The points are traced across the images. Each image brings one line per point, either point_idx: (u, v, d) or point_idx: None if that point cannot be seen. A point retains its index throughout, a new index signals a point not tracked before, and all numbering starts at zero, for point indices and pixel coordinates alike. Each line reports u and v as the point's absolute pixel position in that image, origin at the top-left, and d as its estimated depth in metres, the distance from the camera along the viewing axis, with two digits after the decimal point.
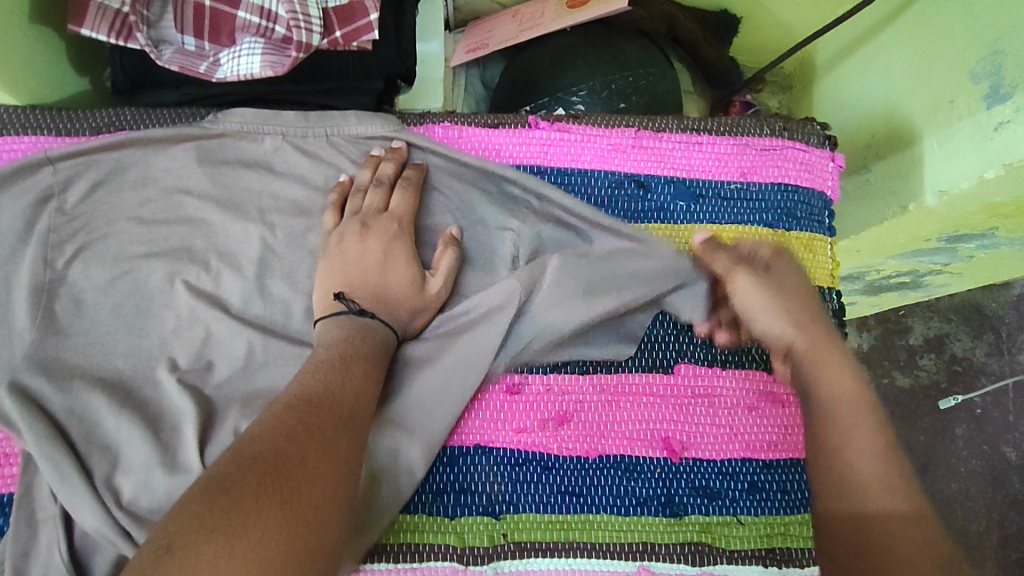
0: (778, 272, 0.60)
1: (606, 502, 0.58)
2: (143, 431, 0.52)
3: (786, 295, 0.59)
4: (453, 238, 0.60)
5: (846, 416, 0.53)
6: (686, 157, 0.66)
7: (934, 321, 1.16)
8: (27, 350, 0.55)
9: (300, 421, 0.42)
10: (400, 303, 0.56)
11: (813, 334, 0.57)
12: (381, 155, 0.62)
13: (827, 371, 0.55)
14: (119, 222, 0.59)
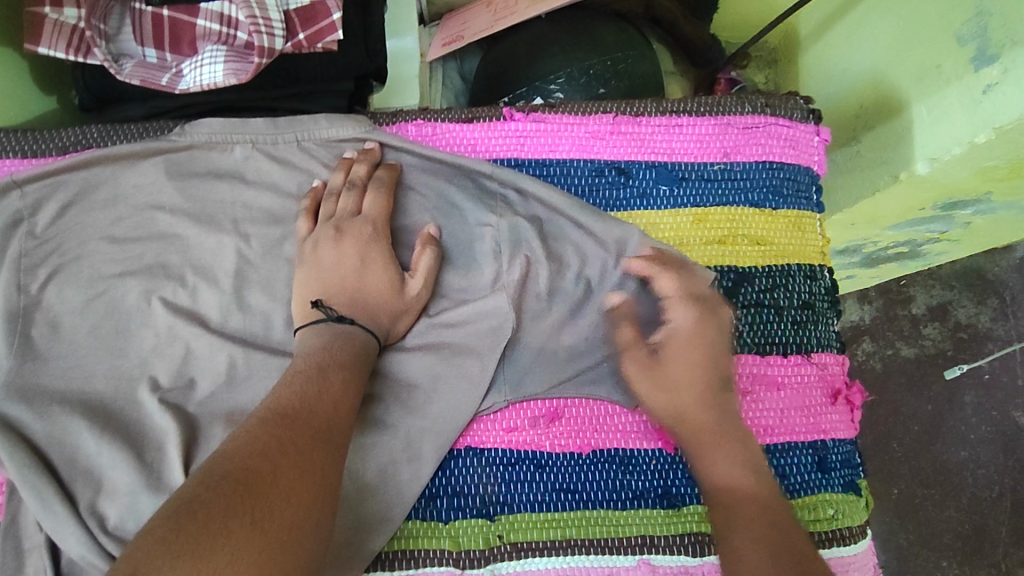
0: (663, 371, 0.57)
1: (601, 497, 0.56)
2: (125, 455, 0.51)
3: (655, 384, 0.57)
4: (431, 238, 0.59)
5: (705, 437, 0.53)
6: (667, 140, 0.64)
7: (936, 290, 1.14)
8: (6, 377, 0.54)
9: (276, 436, 0.42)
10: (381, 308, 0.55)
11: (697, 421, 0.54)
12: (354, 157, 0.60)
13: (709, 448, 0.53)
14: (91, 242, 0.58)
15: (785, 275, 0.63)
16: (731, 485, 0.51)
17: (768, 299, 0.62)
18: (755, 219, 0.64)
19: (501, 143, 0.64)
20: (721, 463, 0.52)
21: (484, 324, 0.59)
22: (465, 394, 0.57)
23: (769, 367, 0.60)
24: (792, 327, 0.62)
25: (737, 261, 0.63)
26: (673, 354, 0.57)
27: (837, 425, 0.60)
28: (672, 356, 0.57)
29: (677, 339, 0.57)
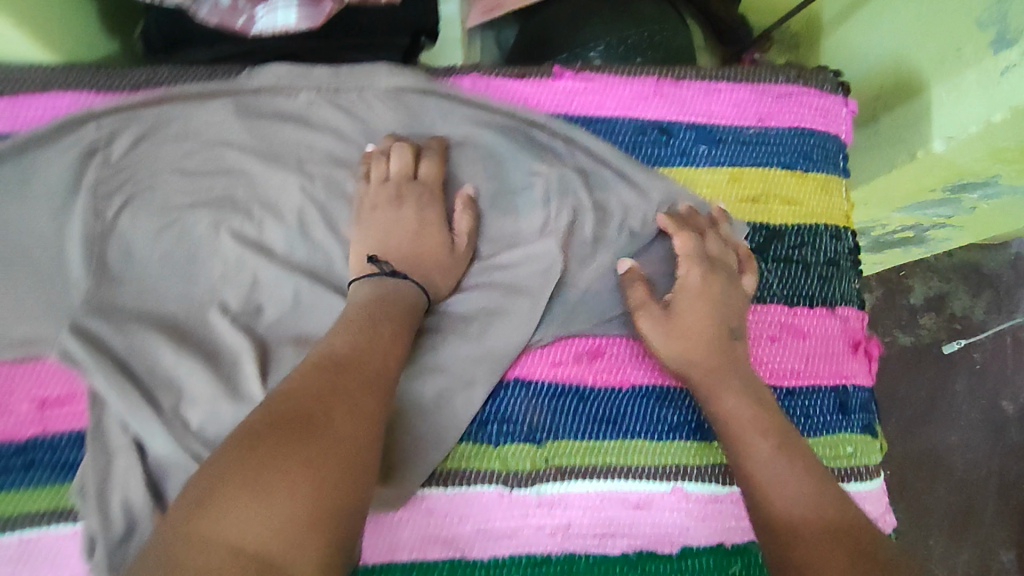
0: (678, 321, 0.59)
1: (639, 428, 0.61)
2: (205, 367, 0.55)
3: (668, 334, 0.59)
4: (468, 199, 0.62)
5: (745, 433, 0.53)
6: (706, 104, 0.68)
7: (934, 281, 1.20)
8: (84, 296, 0.57)
9: (327, 383, 0.44)
10: (439, 266, 0.60)
11: (709, 372, 0.57)
12: (390, 145, 0.62)
13: (746, 437, 0.53)
14: (163, 174, 0.61)
15: (812, 234, 0.67)
16: (768, 465, 0.51)
17: (798, 255, 0.66)
18: (787, 180, 0.68)
19: (551, 99, 0.67)
20: (751, 442, 0.53)
21: (538, 266, 0.62)
22: (516, 330, 0.60)
23: (796, 316, 0.65)
24: (819, 281, 0.66)
25: (769, 219, 0.67)
26: (683, 308, 0.60)
27: (856, 373, 0.65)
28: (682, 309, 0.60)
29: (686, 298, 0.60)
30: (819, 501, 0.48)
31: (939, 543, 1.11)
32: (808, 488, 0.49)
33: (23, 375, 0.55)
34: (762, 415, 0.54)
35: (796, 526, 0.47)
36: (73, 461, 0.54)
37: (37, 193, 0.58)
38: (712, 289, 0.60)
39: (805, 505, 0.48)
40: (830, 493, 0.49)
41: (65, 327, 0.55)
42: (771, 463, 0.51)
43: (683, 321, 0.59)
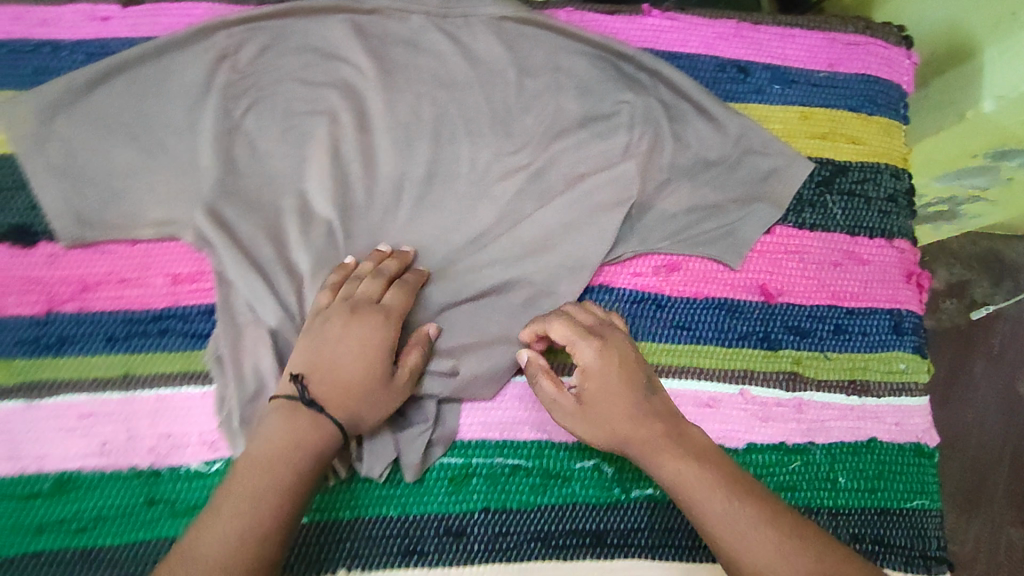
0: (597, 407, 0.54)
1: (711, 336, 0.66)
2: (323, 255, 0.60)
3: (593, 424, 0.54)
4: (427, 337, 0.58)
5: (690, 490, 0.50)
6: (781, 47, 0.73)
7: (956, 267, 1.14)
8: (213, 183, 0.59)
9: (240, 486, 0.48)
10: (360, 408, 0.53)
11: (640, 438, 0.53)
12: (388, 251, 0.60)
13: (689, 495, 0.50)
14: (283, 82, 0.63)
15: (874, 172, 0.72)
16: (725, 527, 0.48)
17: (859, 190, 0.71)
18: (853, 121, 0.73)
19: (638, 35, 0.72)
20: (702, 502, 0.49)
21: (612, 180, 0.65)
22: (599, 238, 0.63)
23: (856, 245, 0.70)
24: (879, 215, 0.71)
25: (835, 155, 0.72)
26: (592, 394, 0.55)
27: (909, 299, 0.70)
28: (594, 398, 0.55)
29: (598, 386, 0.55)
30: (780, 547, 0.46)
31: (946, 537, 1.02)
32: (716, 506, 0.49)
33: (160, 251, 0.60)
34: (704, 474, 0.50)
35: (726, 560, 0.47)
36: (205, 331, 0.59)
37: (171, 90, 0.61)
38: (607, 378, 0.55)
39: (772, 556, 0.46)
40: (774, 531, 0.47)
41: (196, 211, 0.59)
42: (727, 512, 0.48)
43: (596, 401, 0.54)
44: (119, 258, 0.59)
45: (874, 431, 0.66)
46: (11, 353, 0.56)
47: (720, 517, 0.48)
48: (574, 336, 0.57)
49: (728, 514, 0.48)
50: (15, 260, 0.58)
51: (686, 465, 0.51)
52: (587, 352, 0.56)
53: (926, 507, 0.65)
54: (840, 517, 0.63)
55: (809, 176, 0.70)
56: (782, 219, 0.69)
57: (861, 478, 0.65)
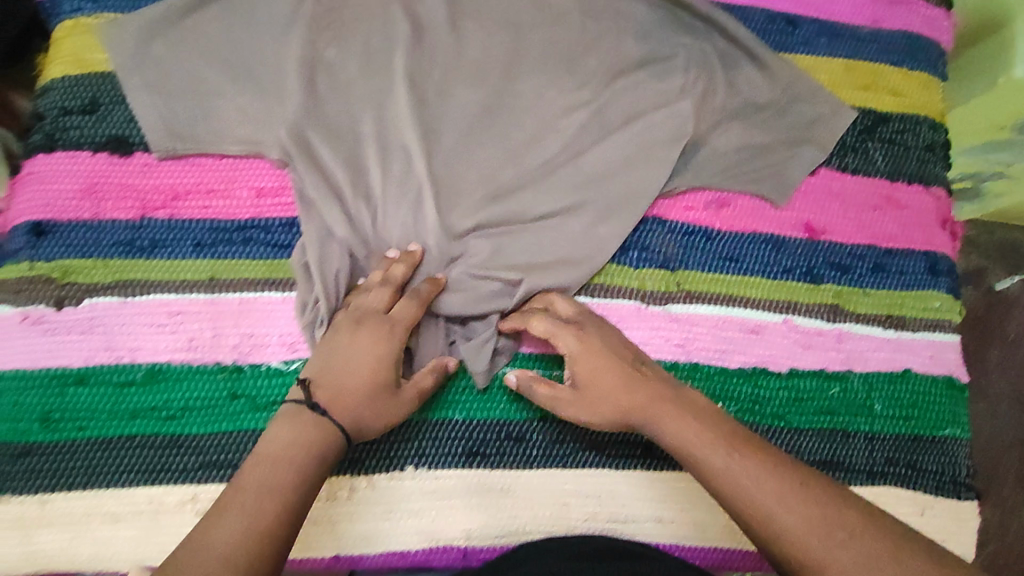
0: (592, 393, 0.57)
1: (758, 268, 0.69)
2: (399, 176, 0.63)
3: (592, 412, 0.57)
4: (445, 366, 0.59)
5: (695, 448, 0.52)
6: (829, 2, 0.77)
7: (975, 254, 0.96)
8: (298, 107, 0.62)
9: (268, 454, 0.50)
10: (360, 405, 0.54)
11: (638, 408, 0.56)
12: (395, 256, 0.61)
13: (697, 453, 0.52)
14: (365, 16, 0.66)
15: (913, 123, 0.76)
16: (734, 476, 0.50)
17: (899, 139, 0.75)
18: (894, 74, 0.76)
19: None
20: (707, 457, 0.52)
21: (671, 121, 0.68)
22: (656, 175, 0.67)
23: (895, 190, 0.73)
24: (917, 163, 0.75)
25: (876, 105, 0.75)
26: (583, 376, 0.57)
27: (944, 243, 0.74)
28: (588, 384, 0.57)
29: (588, 371, 0.57)
30: (785, 487, 0.48)
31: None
32: (719, 459, 0.51)
33: (246, 166, 0.63)
34: (706, 432, 0.53)
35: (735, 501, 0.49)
36: (287, 242, 0.62)
37: (261, 19, 0.64)
38: (591, 358, 0.58)
39: (780, 493, 0.48)
40: (778, 476, 0.49)
41: (282, 131, 0.62)
42: (732, 463, 0.50)
43: (591, 386, 0.57)
44: (208, 171, 0.63)
45: (909, 362, 0.69)
46: (110, 252, 0.60)
47: (720, 468, 0.50)
48: (554, 325, 0.59)
49: (734, 464, 0.50)
50: (113, 166, 0.61)
51: (684, 421, 0.54)
52: (568, 338, 0.58)
53: (957, 436, 0.68)
54: (875, 441, 0.67)
55: (853, 123, 0.74)
56: (826, 162, 0.72)
57: (896, 406, 0.68)
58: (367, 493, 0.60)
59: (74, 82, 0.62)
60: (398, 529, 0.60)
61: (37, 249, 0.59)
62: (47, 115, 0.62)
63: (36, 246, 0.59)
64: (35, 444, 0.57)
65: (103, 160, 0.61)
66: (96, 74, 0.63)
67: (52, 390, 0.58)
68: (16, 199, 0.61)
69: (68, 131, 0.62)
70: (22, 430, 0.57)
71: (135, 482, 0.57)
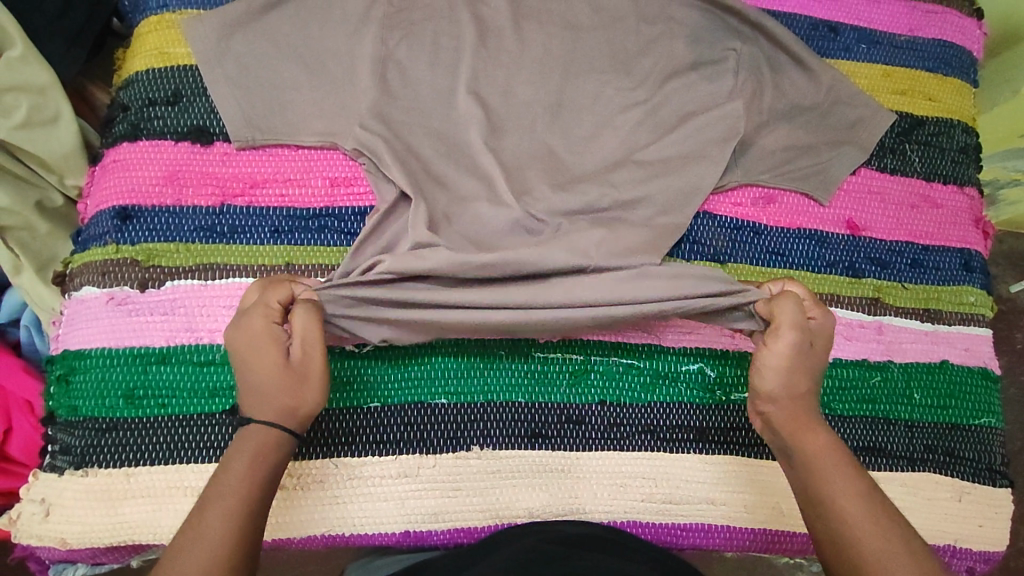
0: (817, 353, 0.59)
1: (802, 262, 0.73)
2: (468, 172, 0.68)
3: (805, 376, 0.59)
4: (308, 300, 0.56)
5: (831, 455, 0.56)
6: (867, 11, 0.80)
7: None
8: (371, 103, 0.66)
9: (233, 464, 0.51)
10: (264, 393, 0.52)
11: (799, 407, 0.58)
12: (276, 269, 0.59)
13: (829, 457, 0.56)
14: (433, 19, 0.70)
15: (948, 126, 0.79)
16: (847, 492, 0.54)
17: (935, 142, 0.78)
18: (930, 80, 0.80)
19: None
20: (830, 466, 0.55)
21: (722, 122, 0.71)
22: (707, 172, 0.70)
23: (932, 190, 0.77)
24: (952, 164, 0.78)
25: (913, 110, 0.79)
26: (818, 345, 0.60)
27: (978, 241, 0.77)
28: (818, 348, 0.60)
29: (823, 339, 0.60)
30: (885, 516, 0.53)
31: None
32: (861, 491, 0.54)
33: (320, 157, 0.67)
34: (837, 448, 0.57)
35: (853, 528, 0.52)
36: (359, 231, 0.66)
37: (336, 17, 0.68)
38: (811, 361, 0.59)
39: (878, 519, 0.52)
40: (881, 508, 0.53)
41: (356, 125, 0.65)
42: (852, 481, 0.54)
43: (811, 359, 0.59)
44: (284, 161, 0.66)
45: (946, 354, 0.73)
46: (191, 237, 0.63)
47: (857, 496, 0.53)
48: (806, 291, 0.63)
49: (853, 481, 0.54)
50: (194, 154, 0.65)
51: (834, 442, 0.57)
52: (823, 314, 0.61)
53: (992, 425, 0.71)
54: (915, 428, 0.70)
55: (891, 126, 0.77)
56: (866, 162, 0.76)
57: (934, 396, 0.71)
58: (433, 472, 0.62)
59: (158, 74, 0.66)
60: (459, 506, 0.62)
61: (122, 233, 0.62)
62: (133, 105, 0.66)
63: (122, 230, 0.62)
64: (120, 420, 0.59)
65: (185, 150, 0.65)
66: (180, 67, 0.67)
67: (135, 368, 0.60)
68: (104, 186, 0.64)
69: (152, 121, 0.65)
70: (107, 406, 0.59)
71: (213, 458, 0.59)
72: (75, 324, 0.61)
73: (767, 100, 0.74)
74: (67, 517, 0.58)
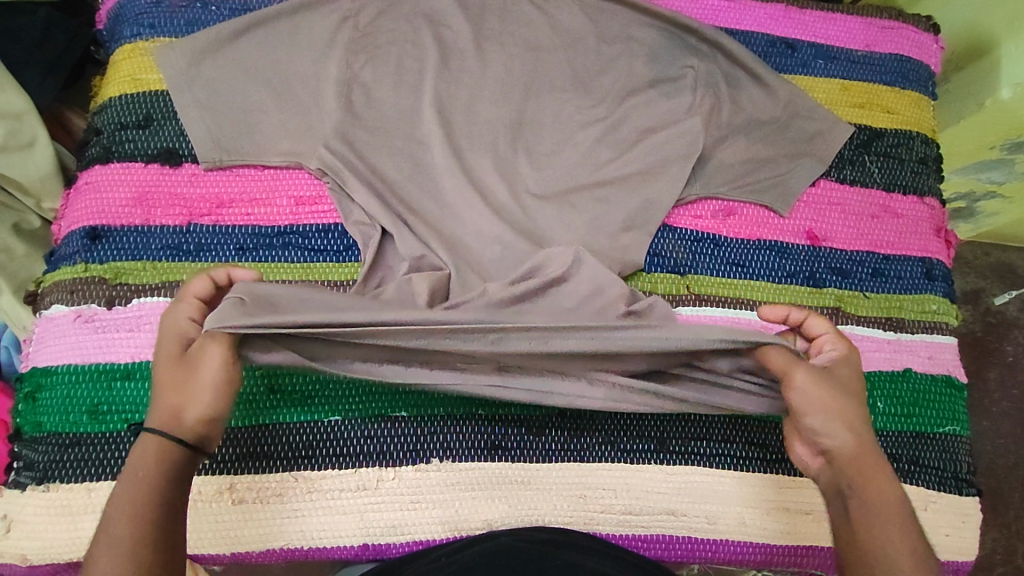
0: (841, 379, 0.56)
1: (763, 272, 0.73)
2: (430, 191, 0.70)
3: (851, 405, 0.54)
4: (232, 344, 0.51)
5: (883, 504, 0.53)
6: (824, 29, 0.83)
7: (970, 276, 1.19)
8: (334, 124, 0.68)
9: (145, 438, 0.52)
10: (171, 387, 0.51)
11: (862, 444, 0.54)
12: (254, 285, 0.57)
13: (886, 507, 0.53)
14: (397, 42, 0.72)
15: (907, 138, 0.80)
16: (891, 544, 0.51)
17: (894, 153, 0.80)
18: (888, 94, 0.81)
19: (700, 13, 0.82)
20: (885, 517, 0.52)
21: (679, 136, 0.73)
22: (665, 186, 0.72)
23: (892, 200, 0.78)
24: (911, 175, 0.79)
25: (871, 122, 0.80)
26: (834, 371, 0.56)
27: (940, 250, 0.78)
28: (838, 377, 0.56)
29: (840, 366, 0.57)
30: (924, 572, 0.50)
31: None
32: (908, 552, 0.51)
33: (285, 177, 0.68)
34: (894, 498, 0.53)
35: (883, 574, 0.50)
36: (323, 247, 0.67)
37: (303, 43, 0.70)
38: (840, 386, 0.55)
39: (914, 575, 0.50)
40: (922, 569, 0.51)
41: (320, 144, 0.67)
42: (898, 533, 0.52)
43: (840, 384, 0.55)
44: (250, 180, 0.68)
45: (909, 362, 0.73)
46: (157, 255, 0.65)
47: (900, 551, 0.51)
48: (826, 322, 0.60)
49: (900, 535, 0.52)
50: (163, 176, 0.67)
51: (895, 496, 0.53)
52: (836, 346, 0.58)
53: (957, 433, 0.71)
54: (878, 437, 0.70)
55: (849, 138, 0.79)
56: (825, 174, 0.77)
57: (897, 403, 0.71)
58: (393, 485, 0.62)
59: (130, 99, 0.69)
60: (418, 517, 0.62)
61: (91, 253, 0.64)
62: (106, 129, 0.68)
63: (91, 249, 0.64)
64: (83, 435, 0.60)
65: (154, 172, 0.67)
66: (152, 92, 0.69)
67: (100, 385, 0.61)
68: (74, 207, 0.66)
69: (124, 144, 0.68)
70: (71, 421, 0.61)
71: None
72: (42, 343, 0.63)
73: (725, 114, 0.75)
74: (28, 532, 0.59)
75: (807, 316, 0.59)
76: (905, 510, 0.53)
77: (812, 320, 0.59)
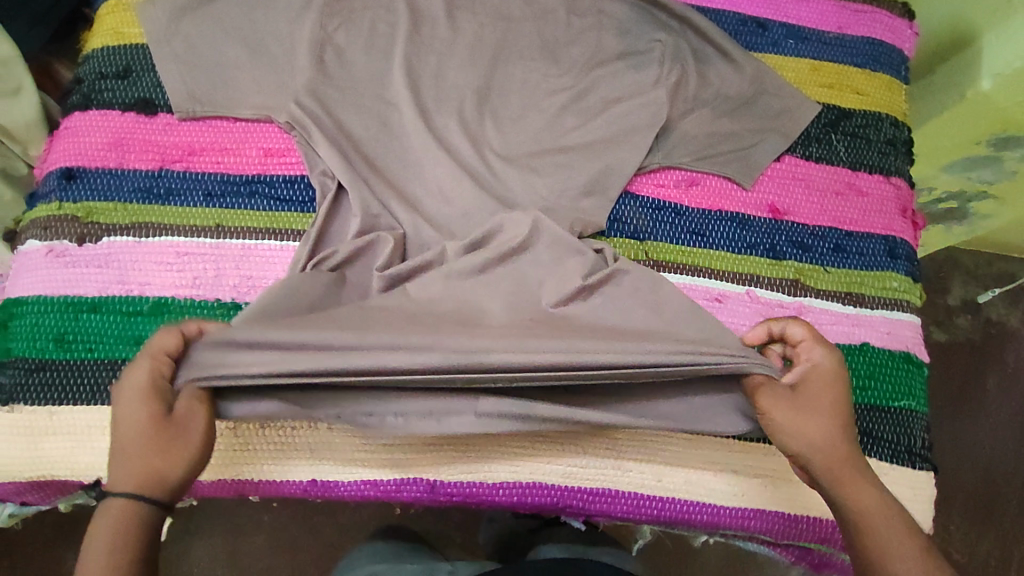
0: (815, 392, 0.56)
1: (723, 242, 0.74)
2: (397, 150, 0.72)
3: (814, 416, 0.55)
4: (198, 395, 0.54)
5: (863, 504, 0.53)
6: (796, 10, 0.84)
7: (972, 286, 1.19)
8: (305, 81, 0.70)
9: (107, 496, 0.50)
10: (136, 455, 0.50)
11: (836, 451, 0.54)
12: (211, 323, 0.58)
13: (869, 511, 0.53)
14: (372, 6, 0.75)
15: (876, 118, 0.81)
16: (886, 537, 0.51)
17: (862, 132, 0.80)
18: (858, 75, 0.82)
19: None
20: (874, 518, 0.52)
21: (643, 106, 0.75)
22: (626, 153, 0.73)
23: (857, 179, 0.78)
24: (878, 155, 0.80)
25: (840, 102, 0.81)
26: (809, 384, 0.56)
27: (905, 230, 0.78)
28: (809, 390, 0.56)
29: (817, 377, 0.57)
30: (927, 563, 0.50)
31: (948, 518, 1.04)
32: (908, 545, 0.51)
33: (256, 130, 0.71)
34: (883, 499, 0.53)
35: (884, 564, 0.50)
36: (289, 198, 0.69)
37: (281, 4, 0.73)
38: (809, 401, 0.56)
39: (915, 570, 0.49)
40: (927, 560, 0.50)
41: (290, 99, 0.70)
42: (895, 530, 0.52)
43: (806, 399, 0.56)
44: (223, 132, 0.70)
45: (866, 336, 0.73)
46: (129, 198, 0.67)
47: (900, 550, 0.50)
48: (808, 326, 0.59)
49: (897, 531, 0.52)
50: (139, 124, 0.70)
51: (881, 498, 0.53)
52: (820, 354, 0.57)
53: (913, 408, 0.71)
54: None
55: (816, 116, 0.79)
56: (790, 150, 0.78)
57: (853, 376, 0.71)
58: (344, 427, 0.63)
59: (112, 51, 0.72)
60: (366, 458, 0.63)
61: (66, 192, 0.67)
62: (87, 78, 0.71)
63: (67, 188, 0.67)
64: (49, 360, 0.63)
65: (131, 119, 0.70)
66: (133, 45, 0.72)
67: (68, 314, 0.64)
68: (55, 150, 0.69)
69: (102, 92, 0.71)
70: (37, 347, 0.63)
71: None
72: (17, 273, 0.66)
73: (691, 86, 0.77)
74: None
75: (789, 324, 0.59)
76: (894, 510, 0.53)
77: (795, 329, 0.59)
